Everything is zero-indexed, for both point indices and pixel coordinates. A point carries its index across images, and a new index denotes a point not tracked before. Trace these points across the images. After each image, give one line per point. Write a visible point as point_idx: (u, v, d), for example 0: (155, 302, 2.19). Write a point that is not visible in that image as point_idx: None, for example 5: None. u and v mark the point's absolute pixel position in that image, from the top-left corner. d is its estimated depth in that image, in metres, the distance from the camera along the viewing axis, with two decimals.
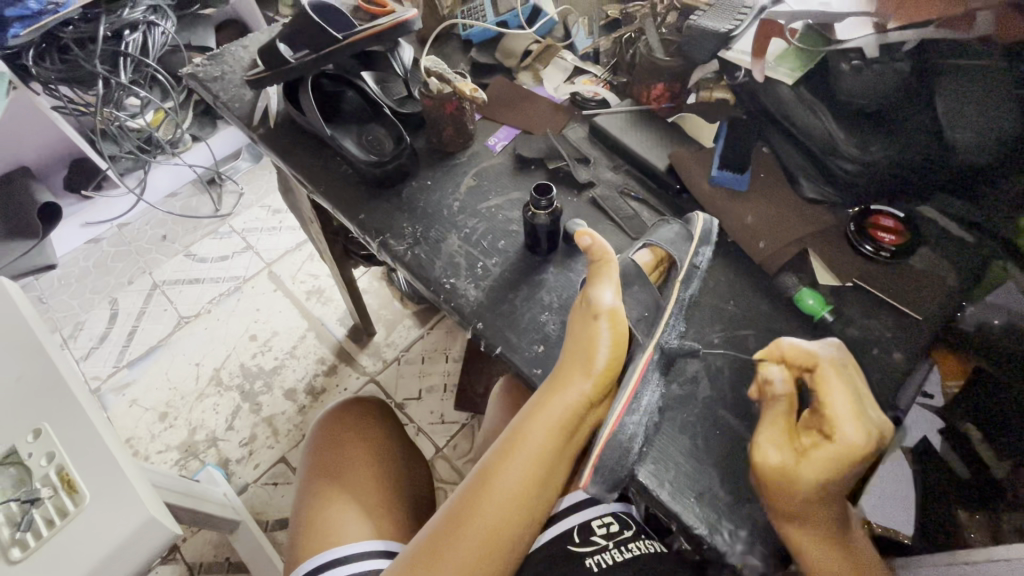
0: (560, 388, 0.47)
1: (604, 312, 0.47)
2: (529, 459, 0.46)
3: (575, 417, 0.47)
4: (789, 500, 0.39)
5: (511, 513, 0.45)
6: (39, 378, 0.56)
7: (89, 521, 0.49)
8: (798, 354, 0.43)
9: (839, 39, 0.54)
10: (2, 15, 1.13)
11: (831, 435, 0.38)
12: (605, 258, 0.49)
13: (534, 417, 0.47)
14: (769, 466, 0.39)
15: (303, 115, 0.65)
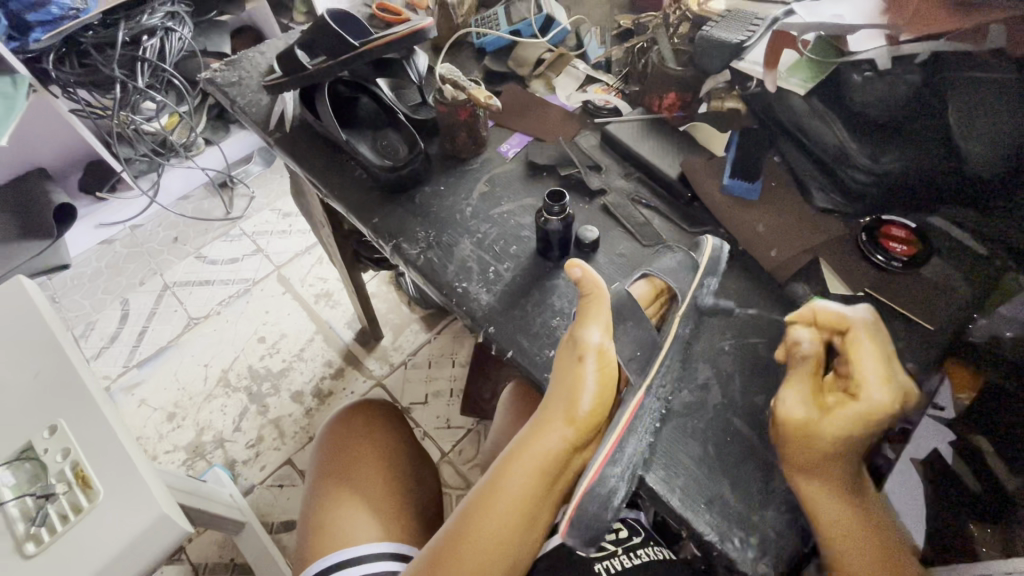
0: (542, 431, 0.47)
1: (591, 352, 0.47)
2: (511, 503, 0.46)
3: (557, 461, 0.47)
4: (805, 451, 0.41)
5: (490, 561, 0.45)
6: (59, 376, 0.58)
7: (104, 518, 0.50)
8: (830, 316, 0.46)
9: (850, 51, 0.54)
10: (25, 20, 1.17)
11: (856, 392, 0.41)
12: (596, 291, 0.49)
13: (516, 459, 0.47)
14: (792, 415, 0.42)
15: (319, 120, 0.66)
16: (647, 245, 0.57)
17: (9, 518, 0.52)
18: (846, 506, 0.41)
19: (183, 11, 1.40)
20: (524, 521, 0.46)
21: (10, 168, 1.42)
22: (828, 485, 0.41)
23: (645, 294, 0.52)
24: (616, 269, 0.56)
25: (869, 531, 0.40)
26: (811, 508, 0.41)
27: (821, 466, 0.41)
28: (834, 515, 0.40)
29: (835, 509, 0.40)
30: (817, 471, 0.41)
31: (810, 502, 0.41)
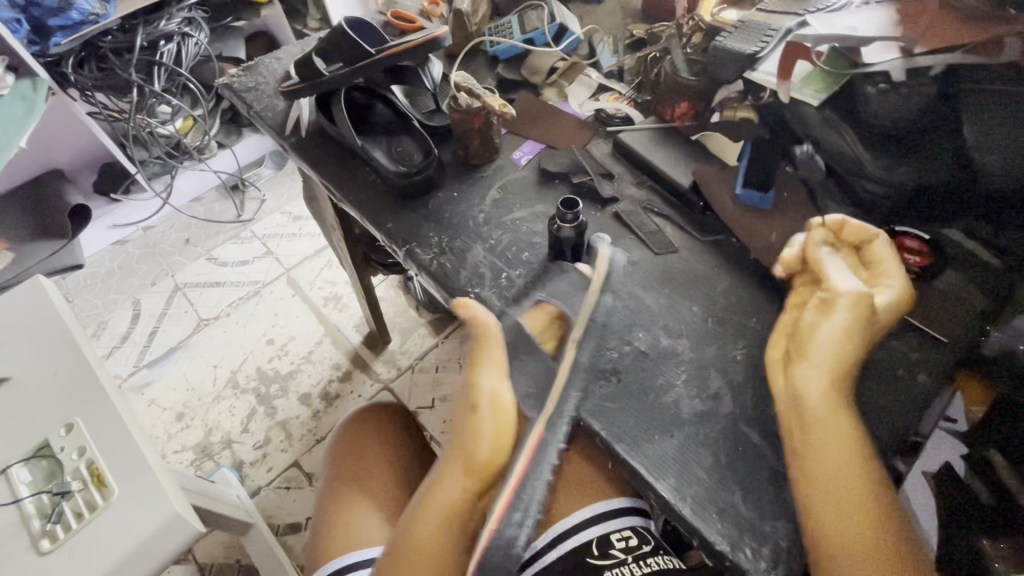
0: (441, 485, 0.45)
1: (481, 393, 0.46)
2: (418, 562, 0.45)
3: (459, 516, 0.45)
4: (847, 338, 0.42)
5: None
6: (77, 376, 0.59)
7: (118, 516, 0.50)
8: (855, 228, 0.49)
9: (866, 63, 0.54)
10: (46, 24, 1.20)
11: (885, 282, 0.46)
12: (484, 329, 0.49)
13: (419, 516, 0.45)
14: (855, 297, 0.43)
15: (334, 126, 0.67)
16: (659, 253, 0.57)
17: (25, 514, 0.52)
18: (833, 418, 0.40)
19: (200, 16, 1.42)
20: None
21: (28, 169, 1.45)
22: (827, 393, 0.41)
23: (536, 322, 0.51)
24: (628, 277, 0.56)
25: (854, 452, 0.40)
26: (796, 418, 0.41)
27: (838, 367, 0.42)
28: (819, 424, 0.40)
29: (821, 420, 0.40)
30: (823, 373, 0.41)
31: (801, 410, 0.41)
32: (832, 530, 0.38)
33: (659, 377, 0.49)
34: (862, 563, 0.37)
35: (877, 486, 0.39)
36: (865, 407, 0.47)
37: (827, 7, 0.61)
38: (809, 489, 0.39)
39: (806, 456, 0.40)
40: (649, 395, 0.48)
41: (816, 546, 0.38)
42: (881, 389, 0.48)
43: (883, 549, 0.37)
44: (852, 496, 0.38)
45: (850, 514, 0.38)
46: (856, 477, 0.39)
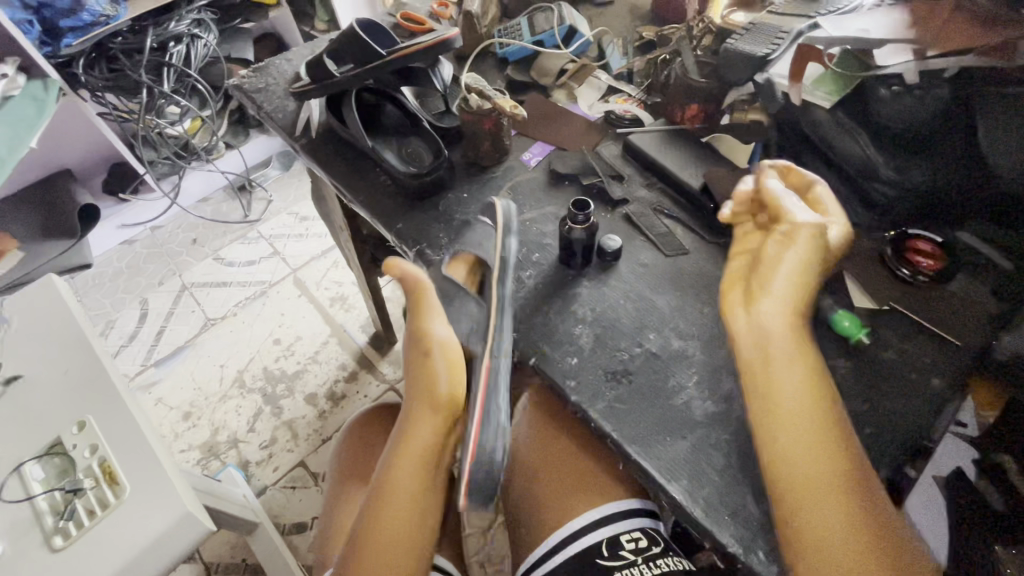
0: (414, 431, 0.53)
1: (435, 341, 0.54)
2: (403, 497, 0.51)
3: (432, 451, 0.52)
4: (805, 267, 0.45)
5: (396, 550, 0.50)
6: (90, 373, 0.59)
7: (130, 513, 0.51)
8: (799, 175, 0.51)
9: (878, 65, 0.54)
10: (57, 26, 1.21)
11: (831, 213, 0.48)
12: (417, 286, 0.55)
13: (400, 460, 0.52)
14: (813, 229, 0.45)
15: (345, 127, 0.67)
16: (670, 254, 0.57)
17: (37, 511, 0.52)
18: (794, 351, 0.43)
19: (209, 18, 1.43)
20: (417, 511, 0.51)
21: (38, 169, 1.46)
22: (786, 323, 0.44)
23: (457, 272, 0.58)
24: (638, 278, 0.56)
25: (815, 386, 0.42)
26: (763, 356, 0.43)
27: (795, 298, 0.44)
28: (781, 358, 0.43)
29: (787, 356, 0.43)
30: (783, 305, 0.44)
31: (764, 345, 0.43)
32: (796, 461, 0.40)
33: (671, 378, 0.49)
34: (823, 492, 0.39)
35: (832, 415, 0.41)
36: (879, 412, 0.47)
37: (839, 9, 0.62)
38: (774, 426, 0.41)
39: (771, 391, 0.42)
40: (661, 397, 0.48)
41: (781, 481, 0.40)
42: (894, 393, 0.48)
43: (843, 477, 0.39)
44: (810, 424, 0.41)
45: (794, 429, 0.41)
46: (815, 409, 0.41)
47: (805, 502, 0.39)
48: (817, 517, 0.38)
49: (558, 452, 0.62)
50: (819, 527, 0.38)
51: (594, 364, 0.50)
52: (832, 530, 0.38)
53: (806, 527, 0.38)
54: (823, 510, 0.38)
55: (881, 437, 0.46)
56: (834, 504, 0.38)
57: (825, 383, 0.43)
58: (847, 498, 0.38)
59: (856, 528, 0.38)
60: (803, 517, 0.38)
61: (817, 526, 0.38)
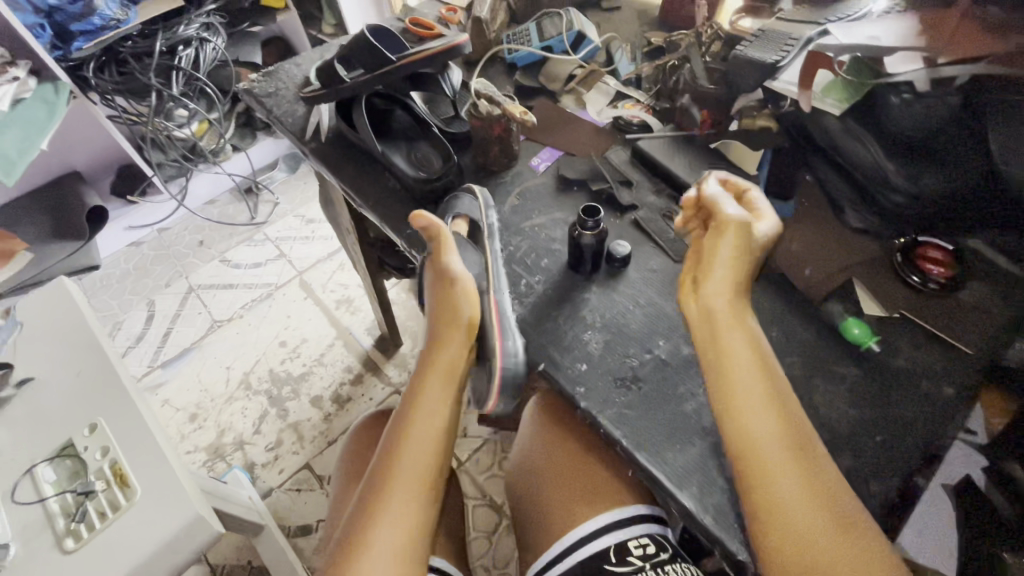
0: (439, 351, 0.56)
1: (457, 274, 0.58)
2: (432, 406, 0.53)
3: (456, 370, 0.55)
4: (738, 253, 0.46)
5: (425, 458, 0.51)
6: (101, 375, 0.60)
7: (141, 515, 0.51)
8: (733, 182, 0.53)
9: (888, 73, 0.54)
10: (68, 29, 1.23)
11: (764, 213, 0.49)
12: (441, 234, 0.57)
13: (426, 377, 0.55)
14: (740, 227, 0.46)
15: (355, 131, 0.67)
16: (679, 260, 0.57)
17: (49, 513, 0.52)
18: (738, 323, 0.45)
19: (218, 22, 1.44)
20: (444, 423, 0.53)
21: (47, 171, 1.47)
22: (730, 302, 0.45)
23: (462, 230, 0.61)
24: (648, 284, 0.56)
25: (762, 358, 0.44)
26: (713, 331, 0.45)
27: (735, 281, 0.46)
28: (729, 331, 0.44)
29: (730, 329, 0.44)
30: (726, 287, 0.46)
31: (712, 322, 0.45)
32: (749, 429, 0.41)
33: (681, 385, 0.49)
34: (778, 458, 0.40)
35: (777, 381, 0.43)
36: (889, 420, 0.47)
37: (847, 16, 0.62)
38: (726, 396, 0.42)
39: (722, 365, 0.44)
40: (670, 404, 0.48)
41: (739, 450, 0.41)
42: (906, 401, 0.48)
43: (792, 441, 0.40)
44: (758, 392, 0.42)
45: (743, 401, 0.42)
46: (762, 376, 0.43)
47: (760, 467, 0.40)
48: (774, 482, 0.39)
49: (563, 453, 0.62)
50: (775, 491, 0.39)
51: (603, 370, 0.50)
52: (788, 494, 0.39)
53: (763, 491, 0.39)
54: (778, 474, 0.39)
55: (892, 446, 0.46)
56: (787, 468, 0.39)
57: (768, 354, 0.44)
58: (799, 462, 0.40)
59: (808, 488, 0.39)
60: (761, 483, 0.39)
61: (773, 490, 0.39)
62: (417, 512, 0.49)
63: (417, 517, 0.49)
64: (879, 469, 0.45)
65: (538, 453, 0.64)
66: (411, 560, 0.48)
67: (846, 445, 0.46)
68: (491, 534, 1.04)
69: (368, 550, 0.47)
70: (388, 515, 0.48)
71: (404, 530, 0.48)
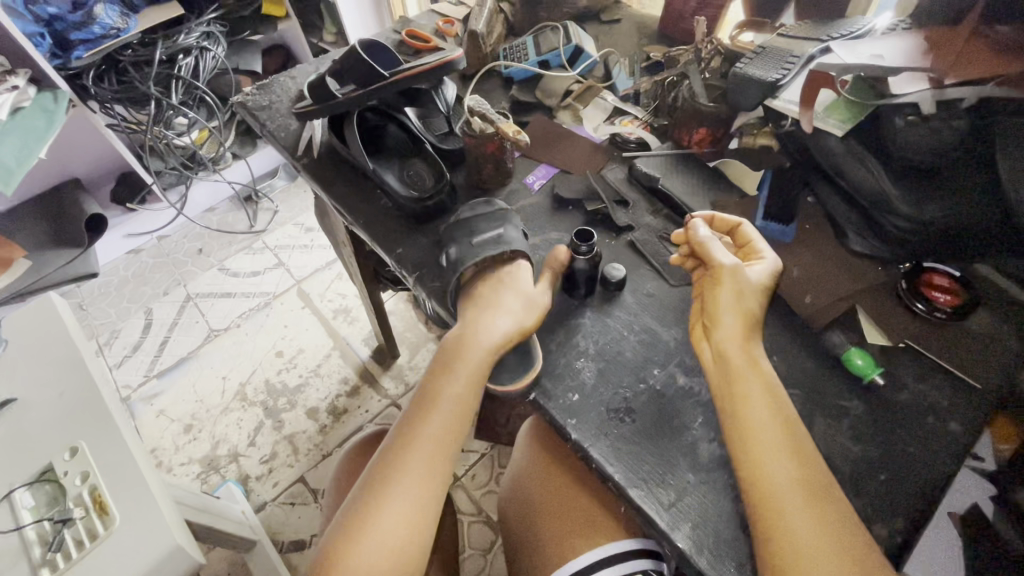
0: (477, 328, 0.51)
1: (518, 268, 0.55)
2: (463, 380, 0.50)
3: (493, 354, 0.50)
4: (745, 298, 0.47)
5: (448, 430, 0.48)
6: (83, 398, 0.59)
7: (119, 545, 0.50)
8: (722, 218, 0.53)
9: (893, 94, 0.52)
10: (69, 39, 1.22)
11: (762, 256, 0.50)
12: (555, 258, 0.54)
13: (461, 347, 0.51)
14: (733, 275, 0.47)
15: (347, 147, 0.66)
16: (676, 284, 0.56)
17: (26, 541, 0.51)
18: (751, 367, 0.44)
19: (219, 30, 1.43)
20: (472, 400, 0.50)
21: (47, 178, 1.47)
22: (744, 346, 0.45)
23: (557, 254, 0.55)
24: (644, 309, 0.54)
25: (775, 402, 0.43)
26: (730, 377, 0.44)
27: (745, 326, 0.46)
28: (745, 377, 0.44)
29: (744, 371, 0.44)
30: (737, 332, 0.46)
31: (727, 368, 0.45)
32: (770, 479, 0.40)
33: (677, 418, 0.47)
34: (798, 508, 0.38)
35: (797, 433, 0.42)
36: (894, 456, 0.45)
37: (850, 33, 0.61)
38: (742, 444, 0.41)
39: (739, 413, 0.43)
40: (666, 438, 0.46)
41: (758, 500, 0.40)
42: (910, 436, 0.46)
43: (813, 491, 0.39)
44: (776, 439, 0.41)
45: (762, 444, 0.41)
46: (782, 424, 0.42)
47: (778, 516, 0.38)
48: (795, 535, 0.37)
49: (557, 485, 0.61)
50: (798, 544, 0.37)
51: (597, 401, 0.48)
52: (811, 547, 0.37)
53: (786, 546, 0.37)
54: (799, 526, 0.38)
55: (898, 485, 0.44)
56: (808, 519, 0.38)
57: (786, 401, 0.43)
58: (820, 514, 0.38)
59: (832, 542, 0.37)
60: (782, 535, 0.38)
61: (795, 542, 0.37)
62: (432, 486, 0.47)
63: (430, 491, 0.46)
64: (882, 508, 0.43)
65: (531, 480, 0.63)
66: (418, 537, 0.45)
67: (849, 484, 0.44)
68: (485, 552, 1.02)
69: (376, 519, 0.44)
70: (401, 482, 0.46)
71: (415, 504, 0.45)
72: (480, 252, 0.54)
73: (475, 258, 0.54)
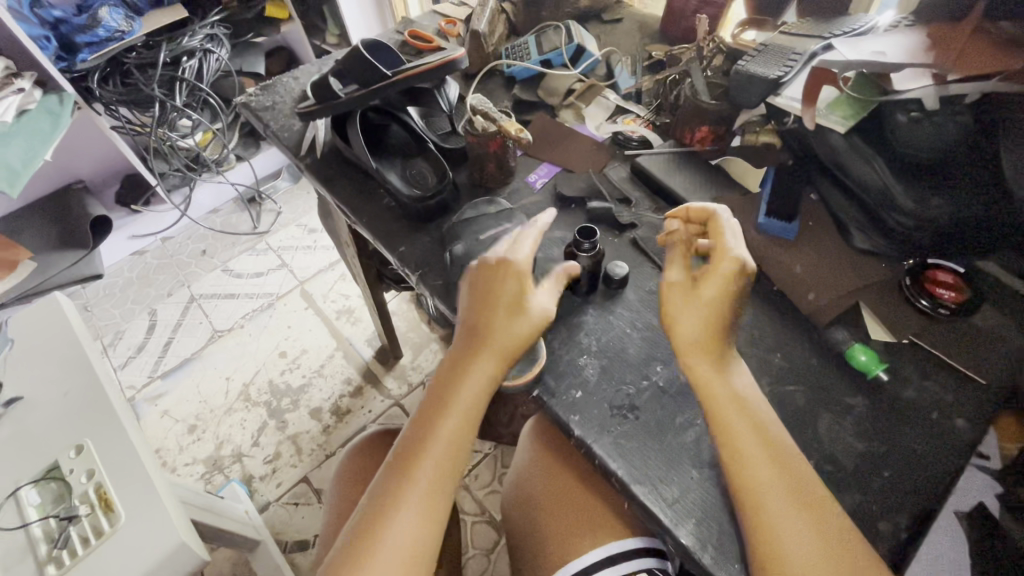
0: (472, 362, 0.48)
1: (511, 275, 0.48)
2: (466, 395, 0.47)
3: (492, 388, 0.48)
4: (691, 319, 0.45)
5: (446, 466, 0.46)
6: (89, 396, 0.59)
7: (124, 541, 0.50)
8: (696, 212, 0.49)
9: (895, 90, 0.51)
10: (74, 41, 1.23)
11: (716, 265, 0.45)
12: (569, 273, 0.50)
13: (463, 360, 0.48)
14: (672, 295, 0.46)
15: (349, 147, 0.66)
16: None
17: (31, 539, 0.51)
18: (721, 375, 0.44)
19: (222, 33, 1.44)
20: (469, 435, 0.48)
21: (52, 180, 1.48)
22: (710, 354, 0.44)
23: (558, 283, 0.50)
24: (647, 306, 0.54)
25: (748, 408, 0.43)
26: (704, 387, 0.44)
27: (707, 338, 0.44)
28: (715, 386, 0.44)
29: (714, 379, 0.44)
30: (702, 345, 0.44)
31: (695, 383, 0.44)
32: (756, 483, 0.40)
33: (679, 415, 0.47)
34: (787, 512, 0.39)
35: (775, 436, 0.42)
36: (898, 453, 0.45)
37: (852, 31, 0.61)
38: (725, 450, 0.42)
39: (718, 420, 0.43)
40: (668, 435, 0.46)
41: (747, 507, 0.40)
42: (914, 432, 0.46)
43: (794, 491, 0.40)
44: (756, 442, 0.41)
45: (742, 449, 0.41)
46: (758, 431, 0.42)
47: (767, 520, 0.39)
48: (782, 538, 0.38)
49: (561, 484, 0.61)
50: (786, 547, 0.38)
51: (600, 398, 0.48)
52: (802, 550, 0.37)
53: (774, 548, 0.38)
54: (789, 531, 0.38)
55: (901, 481, 0.44)
56: (797, 520, 0.38)
57: (760, 405, 0.44)
58: (808, 513, 0.39)
59: (820, 540, 0.38)
60: (773, 539, 0.38)
61: (785, 546, 0.38)
62: (431, 527, 0.44)
63: (428, 531, 0.44)
64: (887, 506, 0.43)
65: (534, 478, 0.63)
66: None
67: (853, 481, 0.44)
68: (489, 552, 1.02)
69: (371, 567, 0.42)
70: (397, 525, 0.44)
71: (413, 546, 0.43)
72: (487, 246, 0.55)
73: (483, 252, 0.55)
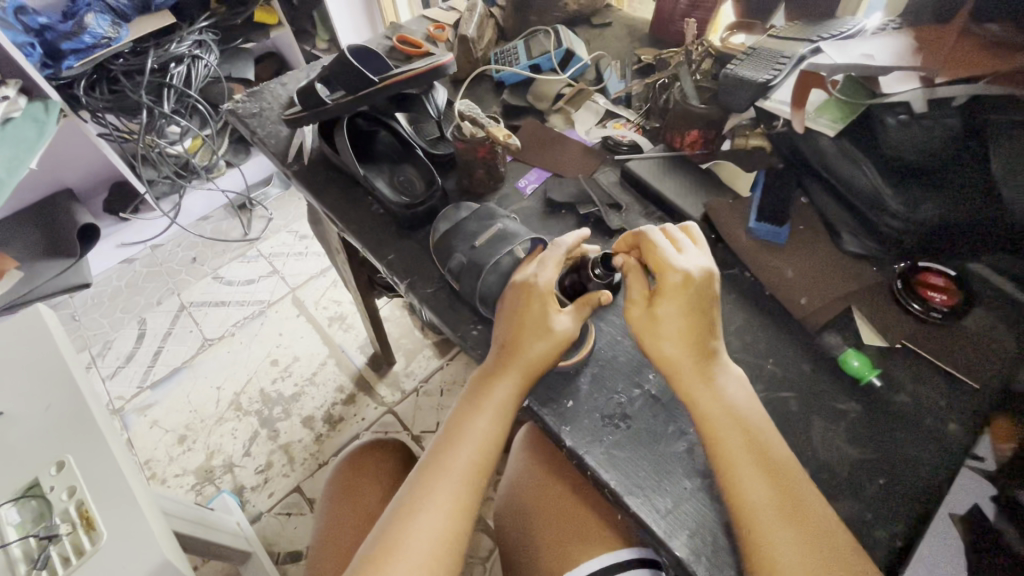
0: (504, 365, 0.48)
1: (541, 295, 0.48)
2: (497, 409, 0.47)
3: (524, 392, 0.48)
4: (661, 340, 0.45)
5: (477, 463, 0.47)
6: (70, 411, 0.58)
7: (105, 562, 0.48)
8: (627, 238, 0.50)
9: (884, 92, 0.52)
10: (59, 49, 1.21)
11: (668, 274, 0.45)
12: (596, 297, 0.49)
13: (494, 374, 0.48)
14: (638, 323, 0.46)
15: (337, 153, 0.65)
16: None
17: (10, 559, 0.50)
18: (710, 389, 0.44)
19: (210, 38, 1.42)
20: (502, 435, 0.48)
21: (38, 188, 1.46)
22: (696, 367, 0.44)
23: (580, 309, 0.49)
24: None
25: (740, 418, 0.43)
26: (690, 400, 0.44)
27: (684, 357, 0.44)
28: (701, 397, 0.44)
29: (700, 390, 0.44)
30: (684, 358, 0.44)
31: (681, 394, 0.44)
32: (746, 496, 0.40)
33: (672, 424, 0.47)
34: (778, 522, 0.38)
35: (767, 450, 0.42)
36: (889, 457, 0.45)
37: (841, 33, 0.61)
38: (719, 463, 0.41)
39: (711, 435, 0.42)
40: (659, 444, 0.46)
41: (738, 517, 0.40)
42: (908, 438, 0.46)
43: (786, 504, 0.39)
44: (747, 455, 0.41)
45: (734, 463, 0.41)
46: (748, 442, 0.42)
47: (760, 534, 0.38)
48: (774, 551, 0.37)
49: (553, 495, 0.60)
50: (779, 563, 0.37)
51: (591, 407, 0.48)
52: (794, 561, 0.37)
53: (768, 564, 0.37)
54: (779, 541, 0.38)
55: (894, 488, 0.44)
56: (789, 536, 0.38)
57: (752, 414, 0.43)
58: (800, 528, 0.38)
59: (812, 554, 0.37)
60: (764, 550, 0.38)
61: (777, 563, 0.37)
62: (460, 520, 0.44)
63: (457, 524, 0.44)
64: (881, 512, 0.43)
65: (525, 489, 0.62)
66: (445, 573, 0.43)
67: (846, 488, 0.44)
68: (485, 561, 1.01)
69: (401, 555, 0.42)
70: (429, 514, 0.44)
71: (441, 539, 0.43)
72: (493, 251, 0.54)
73: (488, 257, 0.53)
